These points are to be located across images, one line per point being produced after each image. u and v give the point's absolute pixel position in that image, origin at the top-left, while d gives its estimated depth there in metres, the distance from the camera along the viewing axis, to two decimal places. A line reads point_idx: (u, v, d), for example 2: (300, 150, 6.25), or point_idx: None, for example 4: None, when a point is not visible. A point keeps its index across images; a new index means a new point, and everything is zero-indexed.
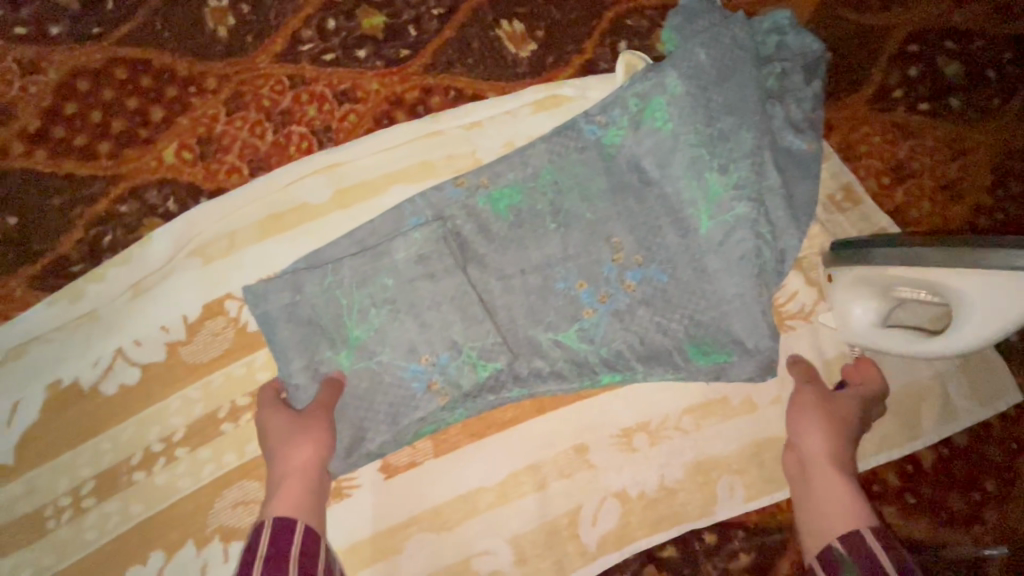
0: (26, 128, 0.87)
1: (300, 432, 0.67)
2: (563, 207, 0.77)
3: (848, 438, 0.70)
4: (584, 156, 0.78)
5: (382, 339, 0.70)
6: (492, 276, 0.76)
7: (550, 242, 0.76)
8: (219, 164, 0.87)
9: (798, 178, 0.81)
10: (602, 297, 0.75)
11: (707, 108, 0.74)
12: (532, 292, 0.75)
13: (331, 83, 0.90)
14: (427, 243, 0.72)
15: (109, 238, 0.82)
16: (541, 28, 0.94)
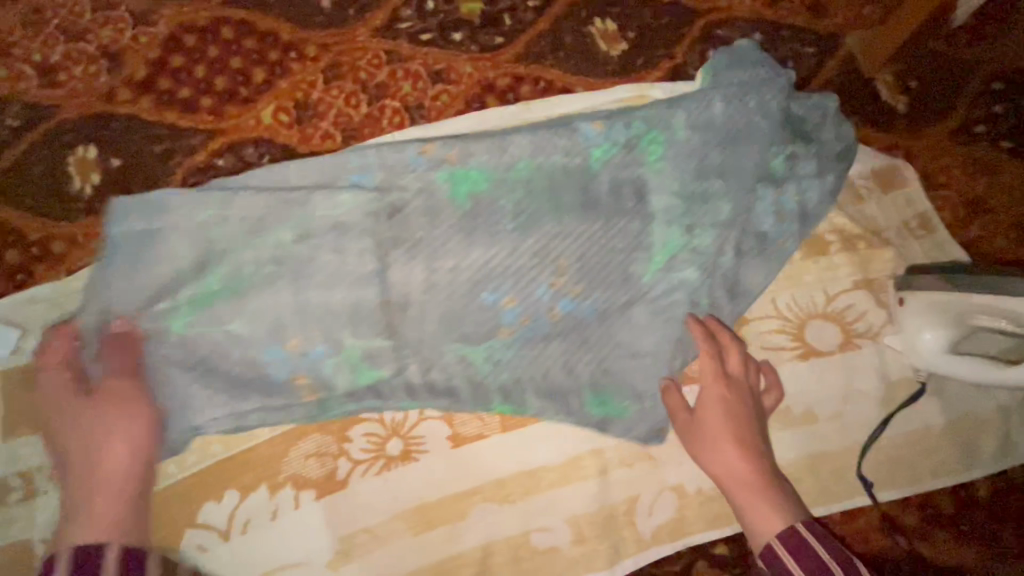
0: (133, 76, 0.90)
1: (103, 403, 0.65)
2: (524, 210, 0.75)
3: (735, 449, 0.70)
4: (568, 162, 0.76)
5: (251, 299, 0.71)
6: (424, 274, 0.74)
7: (501, 240, 0.74)
8: (314, 129, 0.89)
9: (755, 257, 0.80)
10: (525, 318, 0.74)
11: (701, 163, 0.78)
12: (458, 292, 0.73)
13: (427, 62, 0.93)
14: (355, 209, 0.73)
15: (205, 189, 0.86)
16: (634, 30, 0.96)
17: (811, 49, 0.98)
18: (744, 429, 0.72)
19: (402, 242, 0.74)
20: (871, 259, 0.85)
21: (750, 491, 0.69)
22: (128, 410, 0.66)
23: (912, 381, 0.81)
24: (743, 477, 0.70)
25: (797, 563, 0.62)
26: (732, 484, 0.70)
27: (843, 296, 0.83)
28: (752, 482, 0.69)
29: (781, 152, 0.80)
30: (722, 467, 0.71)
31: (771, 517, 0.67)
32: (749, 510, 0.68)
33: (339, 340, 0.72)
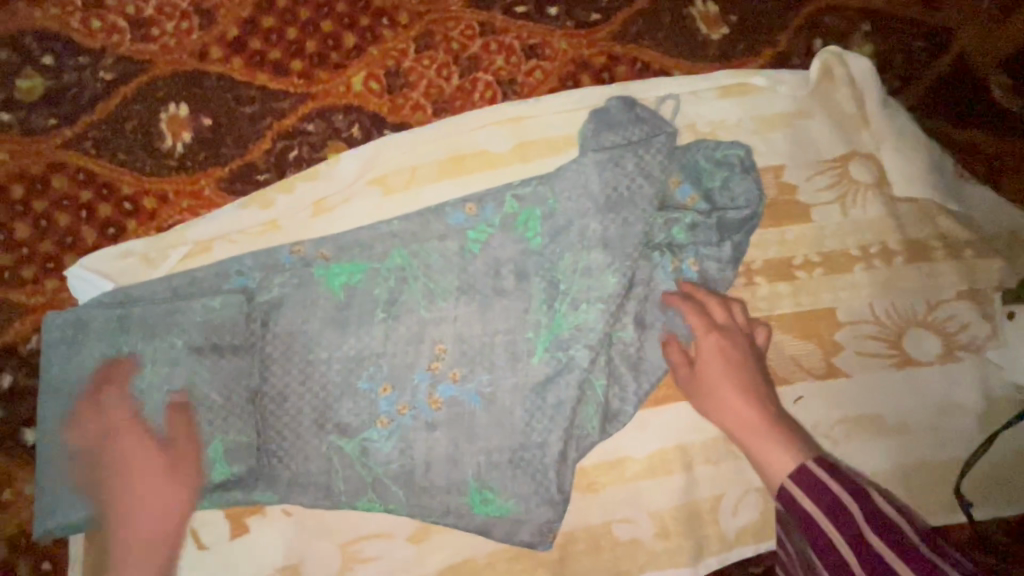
0: (226, 35, 0.89)
1: (129, 466, 0.69)
2: (399, 298, 0.76)
3: (738, 393, 0.71)
4: (443, 246, 0.77)
5: (168, 388, 0.72)
6: (290, 363, 0.73)
7: (371, 333, 0.75)
8: (404, 99, 0.88)
9: (655, 340, 0.75)
10: (397, 411, 0.73)
11: (587, 234, 0.74)
12: (329, 385, 0.73)
13: (521, 36, 0.90)
14: (293, 287, 0.75)
15: (294, 154, 0.85)
16: (736, 13, 0.92)
17: (922, 43, 0.92)
18: (743, 375, 0.72)
19: (355, 300, 0.76)
20: (977, 268, 0.81)
21: (761, 437, 0.68)
22: (146, 472, 0.69)
23: (1013, 399, 0.78)
24: (748, 426, 0.69)
25: (811, 499, 0.58)
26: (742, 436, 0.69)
27: (946, 305, 0.80)
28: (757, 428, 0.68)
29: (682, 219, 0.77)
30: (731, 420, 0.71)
31: (782, 458, 0.65)
32: (761, 457, 0.67)
33: (398, 342, 0.75)
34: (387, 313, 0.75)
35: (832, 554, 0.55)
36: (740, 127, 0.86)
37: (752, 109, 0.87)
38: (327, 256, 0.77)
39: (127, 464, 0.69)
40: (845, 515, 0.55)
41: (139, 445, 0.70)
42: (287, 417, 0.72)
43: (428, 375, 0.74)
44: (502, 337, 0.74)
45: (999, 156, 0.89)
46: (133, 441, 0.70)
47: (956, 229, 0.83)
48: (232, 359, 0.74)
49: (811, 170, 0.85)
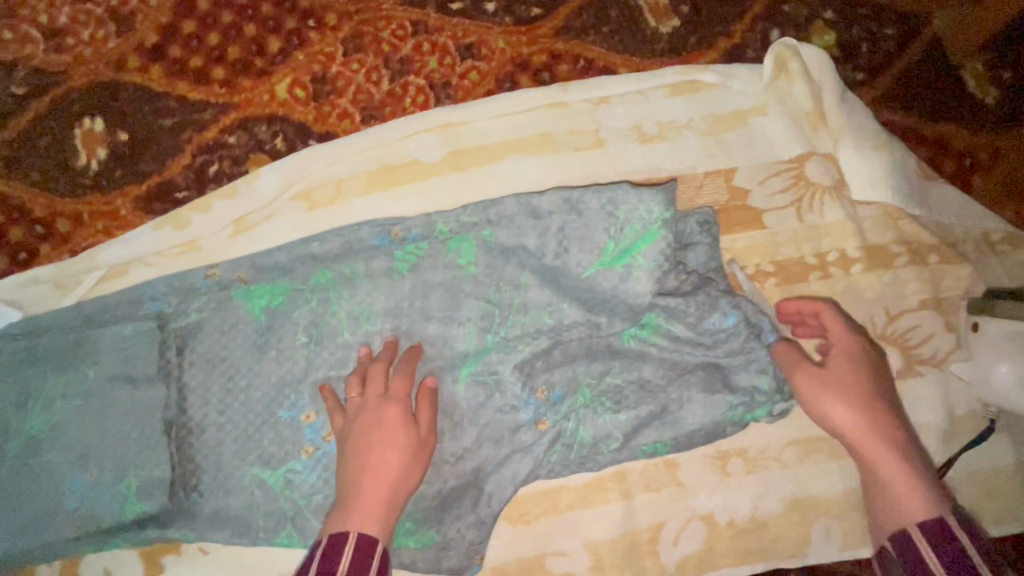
0: (143, 43, 0.84)
1: (378, 425, 0.63)
2: (320, 322, 0.72)
3: (878, 412, 0.62)
4: (369, 266, 0.73)
5: (78, 421, 0.69)
6: (207, 392, 0.70)
7: (290, 359, 0.71)
8: (331, 107, 0.83)
9: (591, 361, 0.70)
10: (326, 436, 0.69)
11: (520, 258, 0.72)
12: (250, 416, 0.70)
13: (456, 34, 0.85)
14: (208, 310, 0.72)
15: (216, 169, 0.81)
16: (687, 3, 0.86)
17: (892, 30, 0.86)
18: (883, 383, 0.64)
19: (276, 324, 0.72)
20: (942, 276, 0.76)
21: (856, 399, 0.62)
22: (403, 440, 0.63)
23: (980, 416, 0.73)
24: (868, 395, 0.63)
25: (933, 552, 0.51)
26: (858, 417, 0.62)
27: (907, 316, 0.75)
28: (866, 406, 0.62)
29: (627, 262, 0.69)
30: (860, 413, 0.62)
31: (922, 496, 0.56)
32: (889, 487, 0.58)
33: (320, 367, 0.71)
34: (310, 338, 0.71)
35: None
36: (690, 126, 0.80)
37: (702, 107, 0.81)
38: (245, 278, 0.73)
39: (42, 501, 0.67)
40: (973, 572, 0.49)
41: (393, 417, 0.63)
42: (208, 449, 0.69)
43: None
44: (429, 364, 0.70)
45: (970, 152, 0.84)
46: (394, 410, 0.64)
47: (922, 233, 0.77)
48: (146, 388, 0.70)
49: (765, 173, 0.79)
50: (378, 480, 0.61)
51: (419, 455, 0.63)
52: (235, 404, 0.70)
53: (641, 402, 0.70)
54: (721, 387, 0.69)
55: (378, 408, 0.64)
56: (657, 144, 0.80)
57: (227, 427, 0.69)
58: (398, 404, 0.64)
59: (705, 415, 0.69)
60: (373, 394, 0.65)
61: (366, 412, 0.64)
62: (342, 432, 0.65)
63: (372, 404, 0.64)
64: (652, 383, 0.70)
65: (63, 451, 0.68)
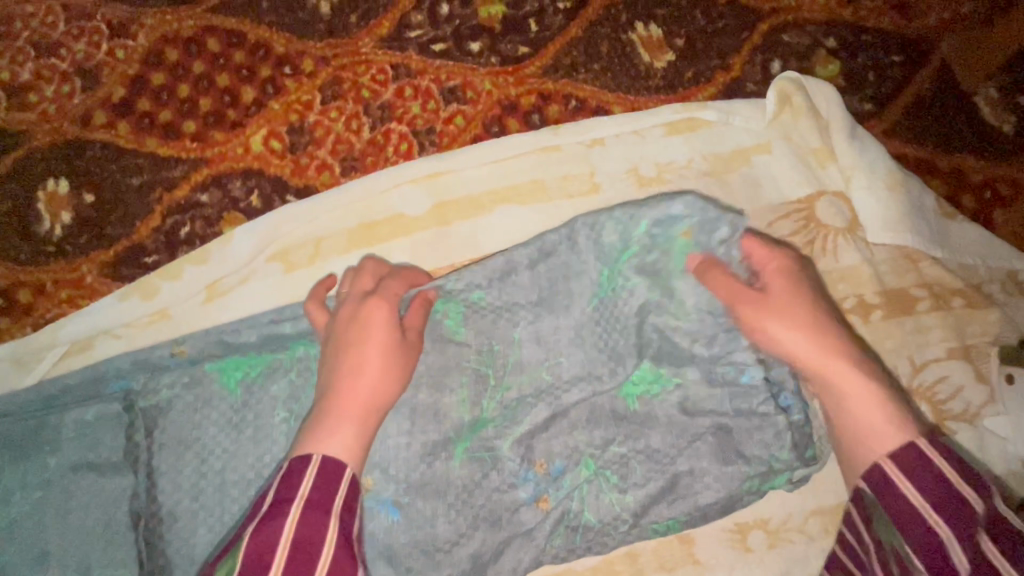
0: (110, 97, 0.79)
1: (361, 321, 0.61)
2: (297, 396, 0.66)
3: (823, 327, 0.55)
4: None
5: (38, 517, 0.63)
6: (180, 477, 0.64)
7: (266, 438, 0.65)
8: (309, 158, 0.78)
9: (594, 431, 0.65)
10: None
11: (511, 319, 0.66)
12: (227, 504, 0.64)
13: (439, 77, 0.81)
14: (178, 386, 0.66)
15: (187, 229, 0.76)
16: (682, 37, 0.82)
17: (898, 57, 0.81)
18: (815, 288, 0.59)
19: (251, 398, 0.66)
20: (968, 322, 0.70)
21: (794, 313, 0.56)
22: (385, 337, 0.60)
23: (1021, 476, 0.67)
24: (806, 303, 0.57)
25: (915, 488, 0.44)
26: (803, 331, 0.55)
27: (933, 366, 0.69)
28: (802, 318, 0.56)
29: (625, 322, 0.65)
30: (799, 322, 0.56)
31: (873, 408, 0.50)
32: (844, 408, 0.52)
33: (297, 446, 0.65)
34: (289, 414, 0.66)
35: (935, 559, 0.41)
36: (690, 167, 0.75)
37: (701, 147, 0.76)
38: (220, 350, 0.68)
39: None
40: (965, 512, 0.42)
41: (375, 315, 0.61)
42: (180, 541, 0.63)
43: None
44: (420, 436, 0.63)
45: (990, 184, 0.78)
46: (380, 306, 0.62)
47: (945, 276, 0.71)
48: (112, 477, 0.64)
49: (773, 215, 0.73)
50: (357, 383, 0.57)
51: (404, 358, 0.61)
52: (209, 489, 0.64)
53: (649, 474, 0.64)
54: (730, 448, 0.63)
55: (361, 304, 0.63)
56: (655, 187, 0.75)
57: (198, 517, 0.64)
58: (383, 300, 0.63)
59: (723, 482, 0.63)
60: (359, 291, 0.65)
61: (351, 307, 0.63)
62: (324, 337, 0.63)
63: (356, 299, 0.64)
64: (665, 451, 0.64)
65: (21, 550, 0.62)
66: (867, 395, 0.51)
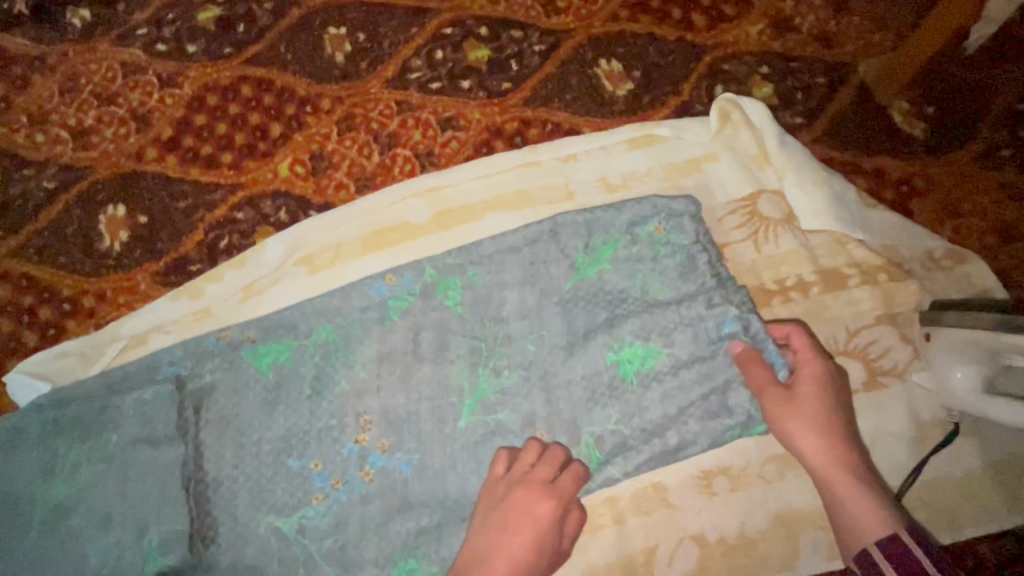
0: (159, 136, 0.95)
1: (534, 506, 0.69)
2: (323, 375, 0.78)
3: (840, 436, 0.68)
4: (365, 317, 0.80)
5: (101, 484, 0.73)
6: (225, 446, 0.76)
7: (298, 411, 0.77)
8: (328, 180, 0.93)
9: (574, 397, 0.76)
10: (335, 481, 0.75)
11: (500, 300, 0.80)
12: (264, 468, 0.75)
13: (436, 110, 0.96)
14: (221, 370, 0.78)
15: (225, 242, 0.89)
16: (639, 69, 0.98)
17: (822, 79, 0.97)
18: (836, 396, 0.70)
19: (284, 378, 0.78)
20: (894, 292, 0.82)
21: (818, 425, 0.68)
22: (543, 529, 0.68)
23: (943, 421, 0.77)
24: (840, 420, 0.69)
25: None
26: (827, 440, 0.67)
27: (865, 332, 0.81)
28: (837, 433, 0.68)
29: (595, 301, 0.79)
30: (832, 435, 0.68)
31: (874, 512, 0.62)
32: (843, 514, 0.64)
33: (322, 416, 0.77)
34: (314, 390, 0.77)
35: None
36: (650, 175, 0.89)
37: (659, 158, 0.90)
38: (253, 338, 0.80)
39: (64, 564, 0.71)
40: None
41: (535, 513, 0.68)
42: (225, 501, 0.75)
43: (356, 448, 0.76)
44: (428, 402, 0.77)
45: (907, 180, 0.91)
46: (552, 501, 0.69)
47: (869, 255, 0.84)
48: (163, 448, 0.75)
49: (722, 211, 0.87)
50: (515, 547, 0.67)
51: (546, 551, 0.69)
52: (248, 457, 0.75)
53: (624, 427, 0.75)
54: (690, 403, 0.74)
55: (540, 492, 0.69)
56: (621, 193, 0.89)
57: (237, 480, 0.75)
58: (550, 497, 0.69)
59: (688, 432, 0.74)
60: (532, 478, 0.70)
61: (524, 494, 0.69)
62: (497, 495, 0.70)
63: (539, 482, 0.70)
64: (642, 405, 0.75)
65: (88, 513, 0.72)
66: (869, 501, 0.63)
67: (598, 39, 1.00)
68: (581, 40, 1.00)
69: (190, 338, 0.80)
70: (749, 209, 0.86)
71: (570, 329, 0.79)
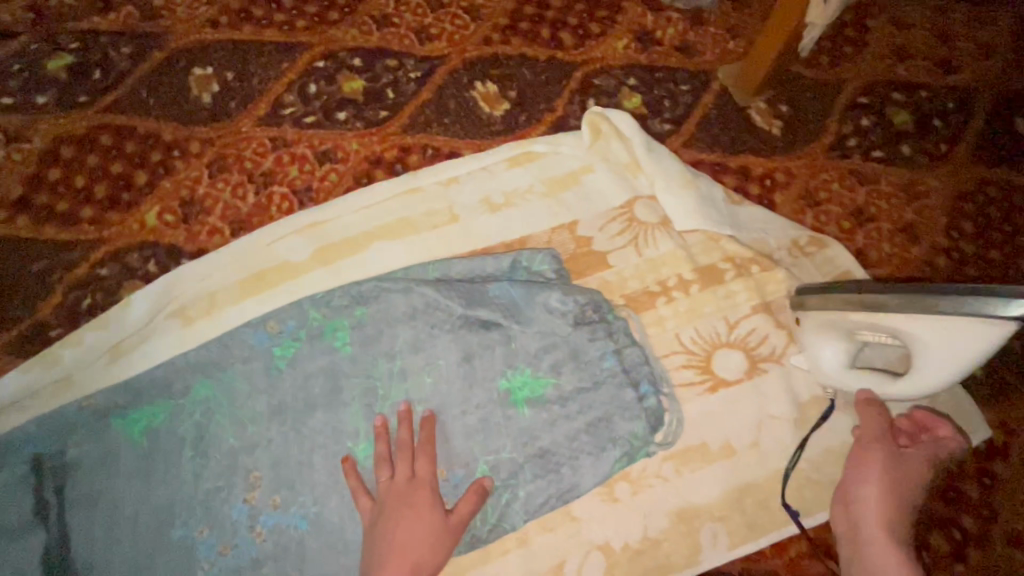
0: (8, 195, 0.88)
1: (406, 511, 0.70)
2: (204, 433, 0.73)
3: (904, 500, 0.72)
4: (247, 367, 0.76)
5: None
6: (95, 524, 0.69)
7: (178, 476, 0.72)
8: (201, 225, 0.89)
9: (470, 426, 0.75)
10: (223, 548, 0.70)
11: (388, 333, 0.78)
12: (142, 542, 0.69)
13: (312, 144, 0.94)
14: (87, 442, 0.72)
15: (88, 302, 0.83)
16: (514, 89, 1.00)
17: (685, 87, 1.02)
18: (910, 468, 0.73)
19: (159, 443, 0.72)
20: (766, 282, 0.86)
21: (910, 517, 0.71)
22: (426, 528, 0.69)
23: (822, 399, 0.81)
24: (903, 486, 0.72)
25: None
26: (882, 496, 0.71)
27: (744, 322, 0.84)
28: (891, 498, 0.71)
29: (482, 325, 0.79)
30: (883, 503, 0.71)
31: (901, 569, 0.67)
32: (874, 562, 0.68)
33: (209, 478, 0.72)
34: (195, 451, 0.73)
35: None
36: (531, 191, 0.91)
37: (539, 173, 0.92)
38: (122, 403, 0.74)
39: None
40: None
41: (409, 516, 0.69)
42: None
43: (246, 508, 0.71)
44: (319, 450, 0.74)
45: (770, 175, 0.97)
46: (423, 496, 0.71)
47: (741, 249, 0.88)
48: (23, 537, 0.68)
49: (602, 220, 0.89)
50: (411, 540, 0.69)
51: (442, 545, 0.70)
52: (123, 533, 0.69)
53: (518, 448, 0.75)
54: (580, 415, 0.76)
55: (406, 496, 0.71)
56: (505, 211, 0.89)
57: (111, 561, 0.68)
58: (424, 488, 0.71)
59: (588, 447, 0.75)
60: (401, 480, 0.72)
61: (392, 504, 0.70)
62: (371, 508, 0.71)
63: (400, 488, 0.71)
64: (533, 429, 0.75)
65: None
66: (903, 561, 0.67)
67: (472, 62, 1.01)
68: (456, 65, 1.01)
69: (49, 413, 0.74)
70: (628, 217, 0.89)
71: (462, 355, 0.77)
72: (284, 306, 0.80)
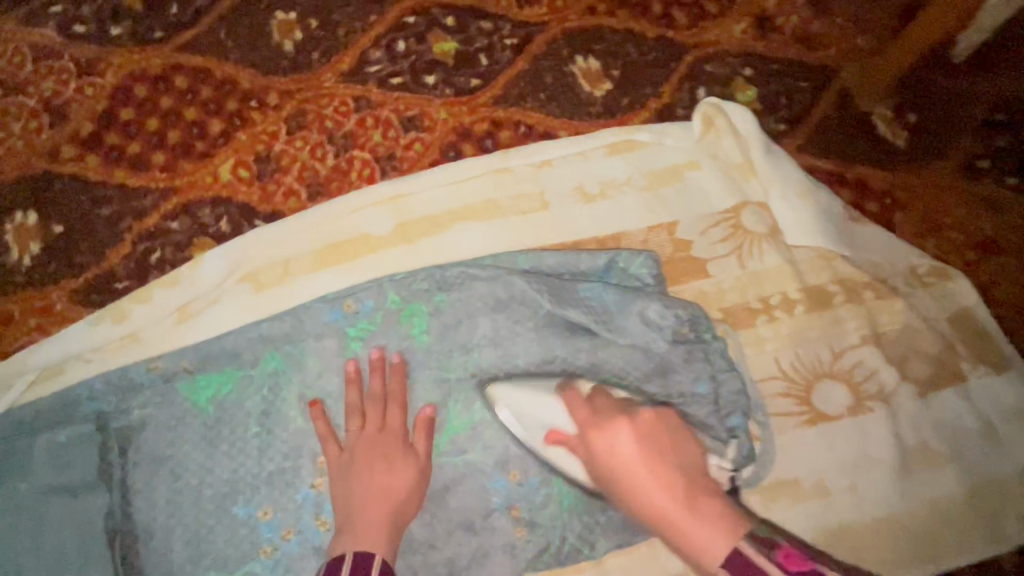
0: (78, 132, 0.83)
1: (379, 461, 0.67)
2: (274, 409, 0.70)
3: (616, 451, 0.65)
4: (321, 345, 0.72)
5: (9, 541, 0.64)
6: (158, 492, 0.67)
7: (245, 452, 0.68)
8: (276, 185, 0.83)
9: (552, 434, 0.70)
10: (287, 531, 0.67)
11: (470, 324, 0.73)
12: (205, 516, 0.66)
13: (398, 108, 0.87)
14: (154, 406, 0.69)
15: (157, 256, 0.79)
16: (618, 68, 0.92)
17: (805, 84, 0.93)
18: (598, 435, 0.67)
19: (227, 414, 0.69)
20: (878, 311, 0.79)
21: (653, 459, 0.65)
22: (399, 473, 0.67)
23: (928, 449, 0.75)
24: (601, 442, 0.66)
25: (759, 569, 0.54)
26: (622, 468, 0.65)
27: (851, 353, 0.77)
28: (615, 461, 0.66)
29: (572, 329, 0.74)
30: (627, 466, 0.65)
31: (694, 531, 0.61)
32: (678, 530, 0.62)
33: (275, 457, 0.68)
34: (263, 428, 0.69)
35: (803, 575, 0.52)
36: (630, 184, 0.83)
37: (640, 165, 0.84)
38: (190, 368, 0.70)
39: None
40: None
41: (380, 463, 0.66)
42: (158, 557, 0.65)
43: (313, 493, 0.68)
44: None
45: (889, 192, 0.88)
46: (394, 445, 0.68)
47: (854, 272, 0.80)
48: (85, 497, 0.66)
49: (704, 224, 0.82)
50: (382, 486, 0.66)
51: (418, 487, 0.67)
52: (186, 504, 0.67)
53: None
54: None
55: (377, 445, 0.68)
56: (599, 203, 0.82)
57: (172, 532, 0.66)
58: (394, 437, 0.68)
59: None
60: (388, 442, 0.68)
61: (362, 454, 0.67)
62: (346, 462, 0.67)
63: (370, 438, 0.68)
64: None
65: None
66: (684, 514, 0.62)
67: (574, 34, 0.93)
68: (556, 34, 0.92)
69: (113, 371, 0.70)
70: (735, 223, 0.81)
71: (546, 356, 0.73)
72: (361, 283, 0.74)
